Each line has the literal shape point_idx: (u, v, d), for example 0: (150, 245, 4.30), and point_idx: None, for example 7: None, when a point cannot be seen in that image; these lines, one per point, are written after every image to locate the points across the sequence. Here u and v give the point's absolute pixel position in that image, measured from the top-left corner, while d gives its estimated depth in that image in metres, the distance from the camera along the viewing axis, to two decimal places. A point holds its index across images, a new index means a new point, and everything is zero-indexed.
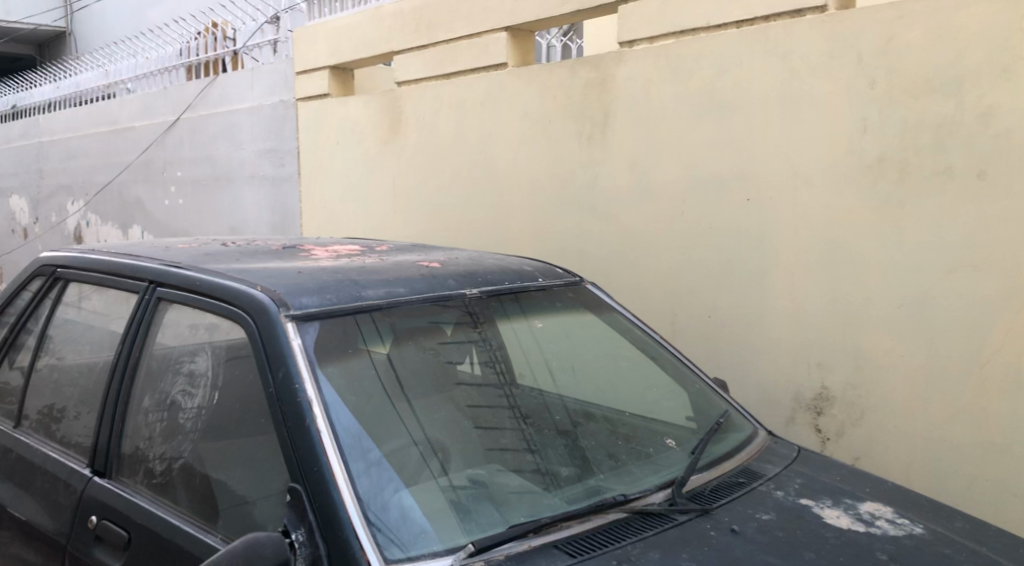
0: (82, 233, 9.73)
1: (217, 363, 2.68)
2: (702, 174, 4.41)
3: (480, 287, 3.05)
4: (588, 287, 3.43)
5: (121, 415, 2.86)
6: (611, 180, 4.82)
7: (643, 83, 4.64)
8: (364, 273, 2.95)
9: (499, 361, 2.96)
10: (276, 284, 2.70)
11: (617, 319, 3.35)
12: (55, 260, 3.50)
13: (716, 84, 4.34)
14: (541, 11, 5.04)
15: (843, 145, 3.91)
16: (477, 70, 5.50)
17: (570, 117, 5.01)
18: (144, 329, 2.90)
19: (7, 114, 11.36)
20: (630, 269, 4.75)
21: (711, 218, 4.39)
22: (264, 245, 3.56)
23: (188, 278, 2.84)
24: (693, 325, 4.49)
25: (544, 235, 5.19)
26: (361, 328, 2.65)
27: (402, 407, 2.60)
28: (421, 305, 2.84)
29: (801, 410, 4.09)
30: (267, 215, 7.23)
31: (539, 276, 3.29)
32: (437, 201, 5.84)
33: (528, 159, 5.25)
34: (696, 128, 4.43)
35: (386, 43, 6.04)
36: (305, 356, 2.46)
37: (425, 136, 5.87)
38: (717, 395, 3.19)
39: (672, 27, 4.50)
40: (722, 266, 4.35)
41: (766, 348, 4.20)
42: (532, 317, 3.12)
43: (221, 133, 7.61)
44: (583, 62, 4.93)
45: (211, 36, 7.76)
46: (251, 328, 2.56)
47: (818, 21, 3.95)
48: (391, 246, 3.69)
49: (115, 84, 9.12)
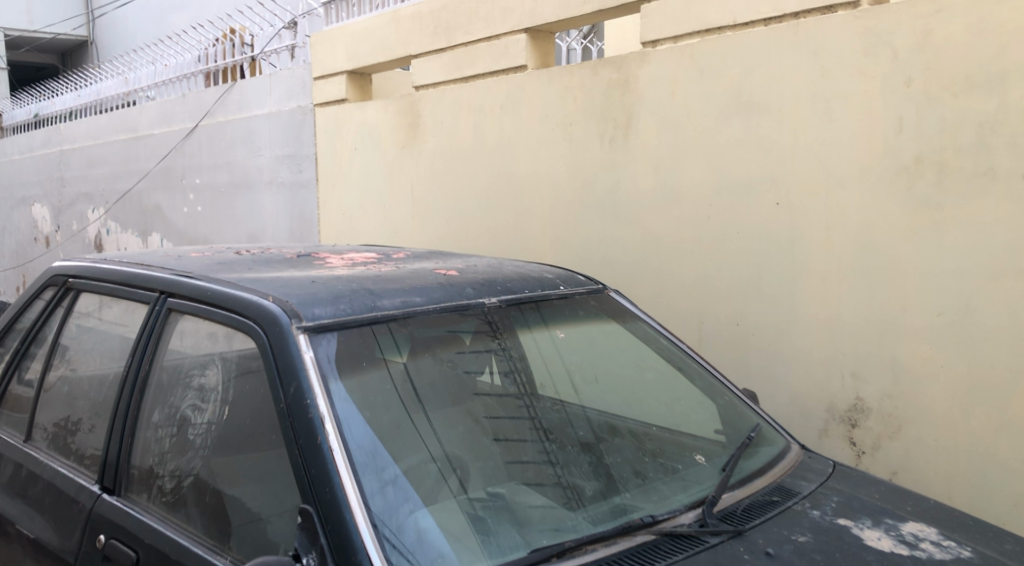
0: (102, 241, 9.74)
1: (228, 377, 2.59)
2: (729, 178, 4.29)
3: (499, 295, 2.93)
4: (611, 294, 3.31)
5: (131, 431, 2.78)
6: (635, 184, 4.70)
7: (667, 84, 4.52)
8: (379, 282, 2.84)
9: (519, 372, 2.85)
10: (288, 293, 2.60)
11: (642, 328, 3.23)
12: (66, 270, 3.44)
13: (743, 84, 4.21)
14: (561, 10, 4.93)
15: (877, 146, 3.76)
16: (497, 73, 5.40)
17: (592, 119, 4.90)
18: (155, 341, 2.82)
19: (29, 122, 11.42)
20: (655, 276, 4.62)
21: (739, 223, 4.25)
22: (278, 253, 3.48)
23: (199, 287, 2.75)
24: (721, 333, 4.35)
25: (567, 241, 5.07)
26: (378, 339, 2.56)
27: (421, 421, 2.51)
28: (438, 315, 2.73)
29: (834, 423, 3.95)
30: (286, 222, 7.17)
31: (560, 283, 3.17)
32: (456, 207, 5.74)
33: (549, 163, 5.14)
34: (723, 129, 4.30)
35: (404, 47, 5.96)
36: (317, 369, 2.37)
37: (445, 140, 5.78)
38: (747, 407, 3.05)
39: (696, 25, 4.38)
40: (750, 272, 4.21)
41: (797, 357, 4.06)
42: (553, 326, 3.01)
43: (239, 140, 7.57)
44: (605, 63, 4.82)
45: (230, 42, 7.72)
46: (262, 340, 2.47)
47: (850, 17, 3.82)
48: (408, 254, 3.60)
49: (135, 92, 9.13)
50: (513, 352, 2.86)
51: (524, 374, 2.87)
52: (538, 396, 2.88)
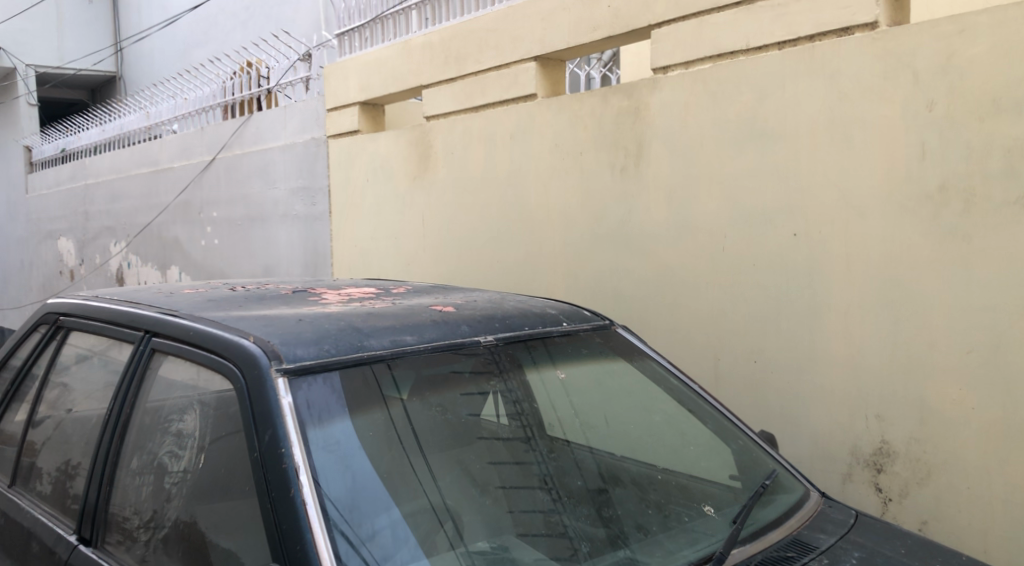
0: (124, 274, 9.78)
1: (206, 422, 2.46)
2: (744, 208, 4.12)
3: (495, 332, 2.76)
4: (619, 330, 3.11)
5: (110, 478, 2.67)
6: (647, 215, 4.54)
7: (679, 111, 4.37)
8: (370, 320, 2.70)
9: (525, 410, 2.72)
10: (271, 333, 2.47)
11: (653, 368, 3.01)
12: (58, 308, 3.36)
13: (758, 110, 4.05)
14: (572, 38, 4.83)
15: (899, 174, 3.58)
16: (507, 102, 5.29)
17: (603, 148, 4.76)
18: (137, 383, 2.71)
19: (56, 157, 11.56)
20: (668, 311, 4.45)
21: (755, 255, 4.07)
22: (274, 289, 3.37)
23: (182, 326, 2.64)
24: (738, 370, 4.16)
25: (578, 274, 4.92)
26: (379, 380, 2.44)
27: (421, 469, 2.39)
28: (429, 355, 2.57)
29: (858, 467, 3.73)
30: (300, 254, 7.12)
31: (563, 319, 2.99)
32: (467, 239, 5.62)
33: (560, 194, 5.01)
34: (737, 158, 4.14)
35: (416, 77, 5.89)
36: (295, 416, 2.23)
37: (455, 171, 5.67)
38: (764, 452, 2.81)
39: (709, 50, 4.24)
40: (768, 306, 4.02)
41: (817, 397, 3.86)
42: (557, 366, 2.84)
43: (255, 172, 7.55)
44: (615, 90, 4.69)
45: (247, 75, 7.73)
46: (240, 384, 2.34)
47: (868, 39, 3.65)
48: (409, 288, 3.48)
49: (156, 126, 9.19)
50: (521, 394, 2.72)
51: (533, 418, 2.74)
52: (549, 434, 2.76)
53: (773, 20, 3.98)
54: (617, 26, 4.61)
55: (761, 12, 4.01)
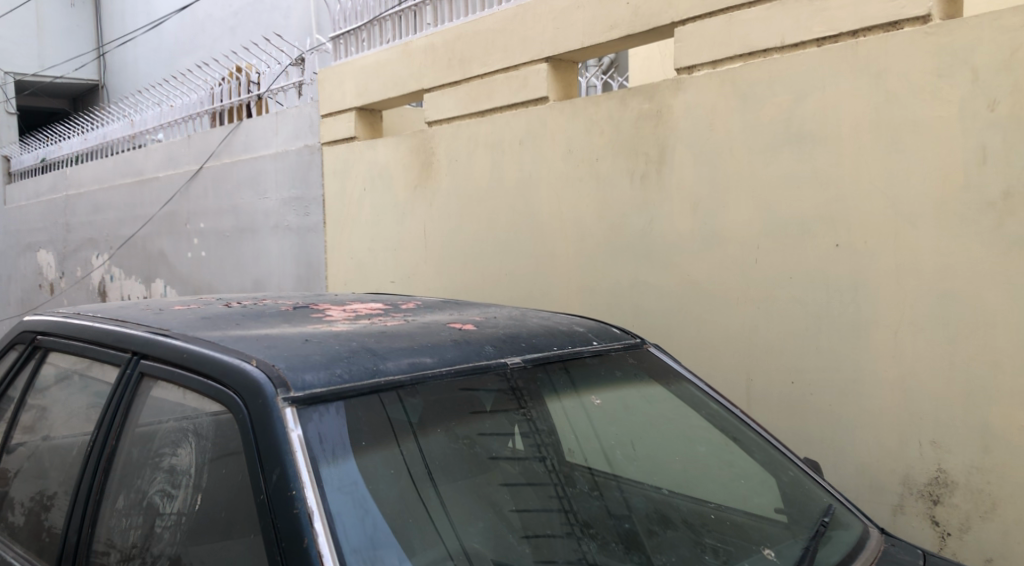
0: (106, 288, 9.46)
1: (203, 457, 2.18)
2: (780, 218, 3.89)
3: (522, 353, 2.50)
4: (651, 349, 2.84)
5: (91, 518, 2.38)
6: (671, 225, 4.30)
7: (707, 114, 4.14)
8: (384, 340, 2.42)
9: (546, 442, 2.41)
10: (276, 357, 2.19)
11: (690, 391, 2.74)
12: (36, 326, 3.07)
13: (794, 112, 3.83)
14: (587, 38, 4.61)
15: (957, 180, 3.35)
16: (516, 106, 5.07)
17: (621, 154, 4.53)
18: (123, 412, 2.43)
19: (35, 168, 11.21)
20: (695, 327, 4.21)
21: (791, 269, 3.85)
22: (273, 305, 3.09)
23: (174, 347, 2.36)
24: (773, 391, 3.92)
25: (595, 288, 4.67)
26: (387, 409, 2.16)
27: (439, 515, 2.11)
28: (451, 380, 2.31)
29: (911, 498, 3.48)
30: (292, 266, 6.83)
31: (592, 337, 2.72)
32: (474, 252, 5.36)
33: (575, 203, 4.77)
34: (771, 163, 3.91)
35: (417, 81, 5.64)
36: (307, 452, 1.96)
37: (460, 180, 5.43)
38: (815, 485, 2.54)
39: (739, 48, 4.02)
40: (807, 323, 3.79)
41: (863, 421, 3.62)
42: (587, 392, 2.58)
43: (245, 182, 7.26)
44: (634, 92, 4.47)
45: (236, 81, 7.46)
46: (242, 416, 2.06)
47: (920, 33, 3.43)
48: (419, 303, 3.23)
49: (141, 135, 8.89)
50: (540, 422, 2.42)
51: (551, 446, 2.44)
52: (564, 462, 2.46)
53: (812, 16, 3.76)
54: (637, 25, 4.39)
55: (798, 7, 3.80)
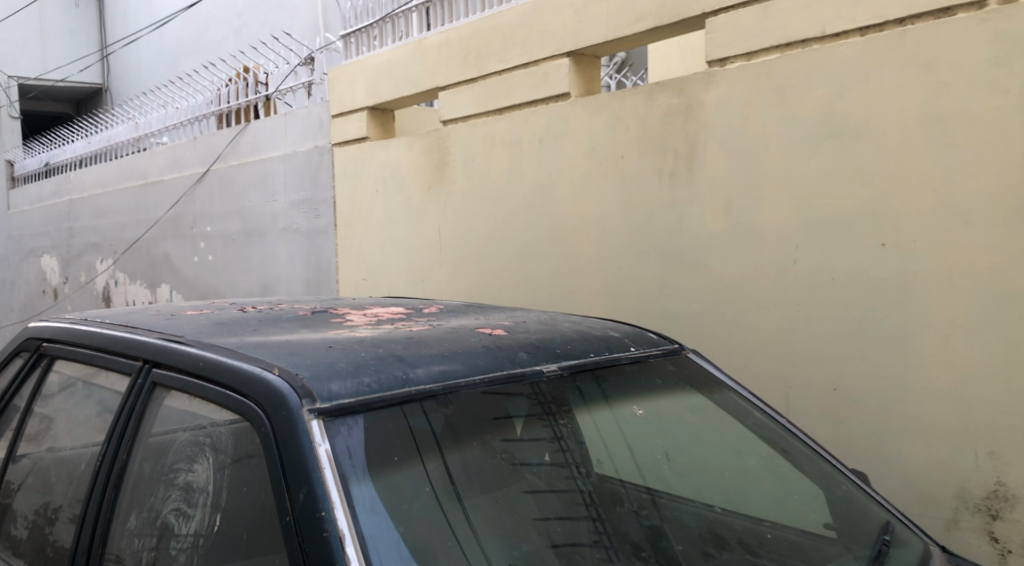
0: (110, 293, 9.33)
1: (221, 473, 2.03)
2: (820, 216, 3.75)
3: (557, 360, 2.34)
4: (690, 355, 2.68)
5: (101, 538, 2.23)
6: (703, 225, 4.18)
7: (741, 108, 4.02)
8: (412, 345, 2.27)
9: (572, 450, 2.27)
10: (299, 365, 2.05)
11: (734, 401, 2.59)
12: (41, 332, 2.93)
13: (835, 105, 3.69)
14: (611, 30, 4.48)
15: (1015, 175, 3.20)
16: (535, 103, 4.95)
17: (648, 151, 4.40)
18: (135, 424, 2.28)
19: (39, 172, 11.07)
20: (728, 331, 4.09)
21: (833, 270, 3.70)
22: (290, 310, 2.95)
23: (188, 355, 2.22)
24: (812, 398, 3.79)
25: (621, 292, 4.54)
26: (412, 424, 2.01)
27: (468, 540, 1.95)
28: (484, 391, 2.15)
29: (967, 512, 3.33)
30: (301, 270, 6.69)
31: (630, 343, 2.56)
32: (493, 254, 5.23)
33: (599, 203, 4.65)
34: (810, 160, 3.78)
35: (430, 79, 5.52)
36: (335, 469, 1.82)
37: (478, 180, 5.30)
38: (870, 499, 2.40)
39: (775, 39, 3.88)
40: (849, 326, 3.66)
41: (911, 429, 3.48)
42: (626, 403, 2.43)
43: (252, 184, 7.13)
44: (662, 87, 4.34)
45: (243, 81, 7.32)
46: (264, 429, 1.91)
47: (974, 19, 3.27)
48: (442, 307, 3.08)
49: (145, 137, 8.75)
50: (570, 439, 2.27)
51: (583, 460, 2.30)
52: (600, 477, 2.32)
53: (855, 3, 3.60)
54: (664, 16, 4.24)
55: None
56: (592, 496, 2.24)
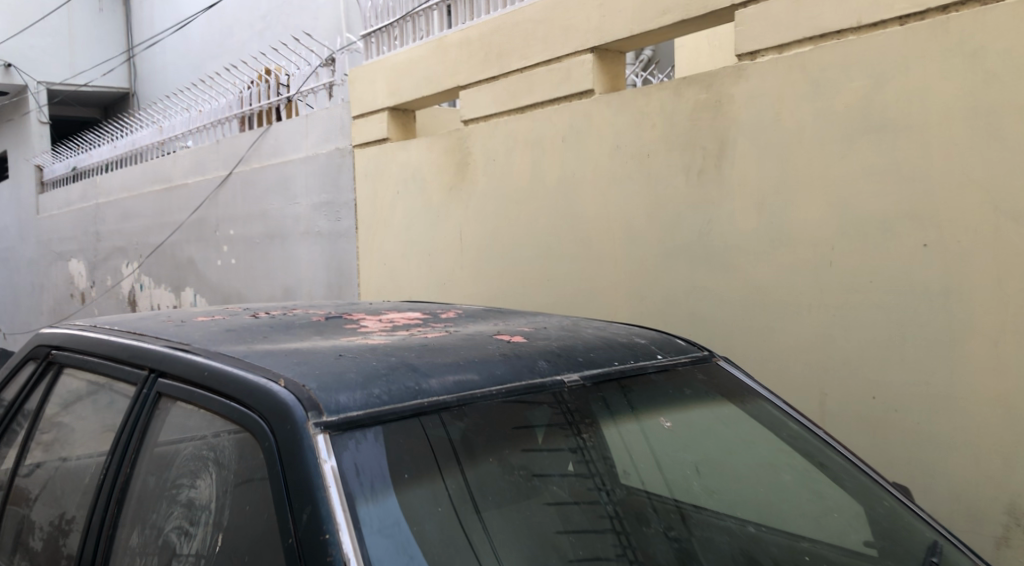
0: (136, 297, 9.36)
1: (224, 490, 1.93)
2: (857, 216, 3.59)
3: (580, 369, 2.21)
4: (721, 363, 2.53)
5: (102, 556, 2.14)
6: (734, 225, 4.03)
7: (773, 103, 3.87)
8: (427, 354, 2.15)
9: (597, 467, 2.15)
10: (306, 375, 1.94)
11: (767, 410, 2.45)
12: (51, 340, 2.87)
13: (873, 99, 3.53)
14: (636, 25, 4.34)
15: None
16: (558, 101, 4.83)
17: (675, 149, 4.26)
18: (139, 436, 2.20)
19: (67, 176, 11.15)
20: (761, 336, 3.94)
21: (871, 272, 3.54)
22: (303, 316, 2.86)
23: (193, 364, 2.13)
24: (850, 406, 3.63)
25: (648, 295, 4.41)
26: (424, 438, 1.89)
27: (487, 562, 1.83)
28: (502, 403, 2.03)
29: (1018, 528, 3.15)
30: (323, 273, 6.63)
31: (656, 350, 2.43)
32: (516, 257, 5.11)
33: (624, 203, 4.52)
34: (847, 156, 3.62)
35: (451, 78, 5.42)
36: (342, 487, 1.71)
37: (500, 181, 5.19)
38: (915, 517, 2.24)
39: (809, 30, 3.72)
40: (890, 331, 3.49)
41: (957, 441, 3.31)
42: (653, 414, 2.29)
43: (274, 187, 7.08)
44: (690, 82, 4.19)
45: (265, 83, 7.27)
46: (268, 444, 1.81)
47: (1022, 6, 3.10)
48: (460, 312, 2.97)
49: (169, 141, 8.75)
50: (594, 452, 2.15)
51: (608, 475, 2.17)
52: (626, 495, 2.18)
53: None
54: (691, 9, 4.09)
55: None
56: (618, 515, 2.10)
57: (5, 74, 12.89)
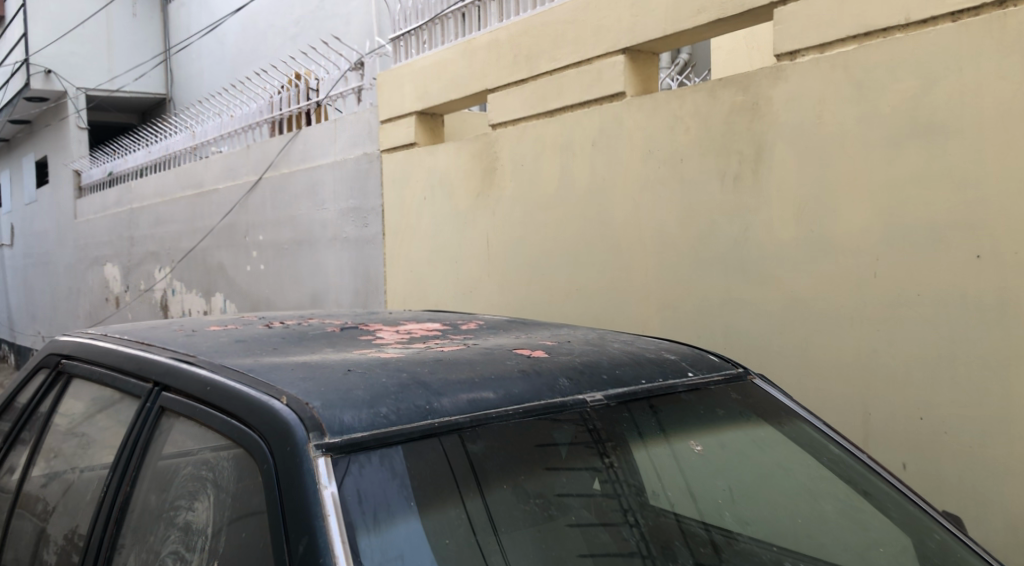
0: (168, 302, 9.40)
1: (221, 515, 1.82)
2: (905, 224, 3.40)
3: (604, 388, 2.07)
4: (758, 381, 2.37)
5: None
6: (772, 233, 3.86)
7: (814, 105, 3.69)
8: (441, 369, 2.02)
9: (623, 496, 1.99)
10: (310, 391, 1.82)
11: (806, 433, 2.28)
12: (61, 348, 2.80)
13: (922, 100, 3.34)
14: (669, 24, 4.19)
15: None
16: (588, 104, 4.69)
17: (710, 153, 4.10)
18: (141, 453, 2.11)
19: (103, 181, 11.26)
20: (800, 350, 3.76)
21: (919, 283, 3.35)
22: (318, 326, 2.75)
23: (196, 378, 2.02)
24: (896, 427, 3.44)
25: (680, 306, 4.25)
26: (434, 462, 1.76)
27: None
28: (519, 424, 1.90)
29: None
30: (350, 280, 6.56)
31: (687, 368, 2.27)
32: (546, 266, 4.98)
33: (656, 210, 4.36)
34: (893, 161, 3.43)
35: (479, 81, 5.31)
36: (342, 516, 1.60)
37: (530, 187, 5.06)
38: (969, 553, 2.06)
39: (854, 28, 3.54)
40: (939, 347, 3.30)
41: (1012, 467, 3.11)
42: (683, 437, 2.14)
43: (303, 193, 7.03)
44: (726, 83, 4.03)
45: (295, 88, 7.23)
46: (266, 467, 1.70)
47: None
48: (481, 323, 2.84)
49: (201, 146, 8.77)
50: (620, 479, 2.00)
51: (635, 503, 2.02)
52: (656, 526, 2.02)
53: None
54: (727, 7, 3.93)
55: None
56: (646, 548, 1.94)
57: (45, 80, 13.06)
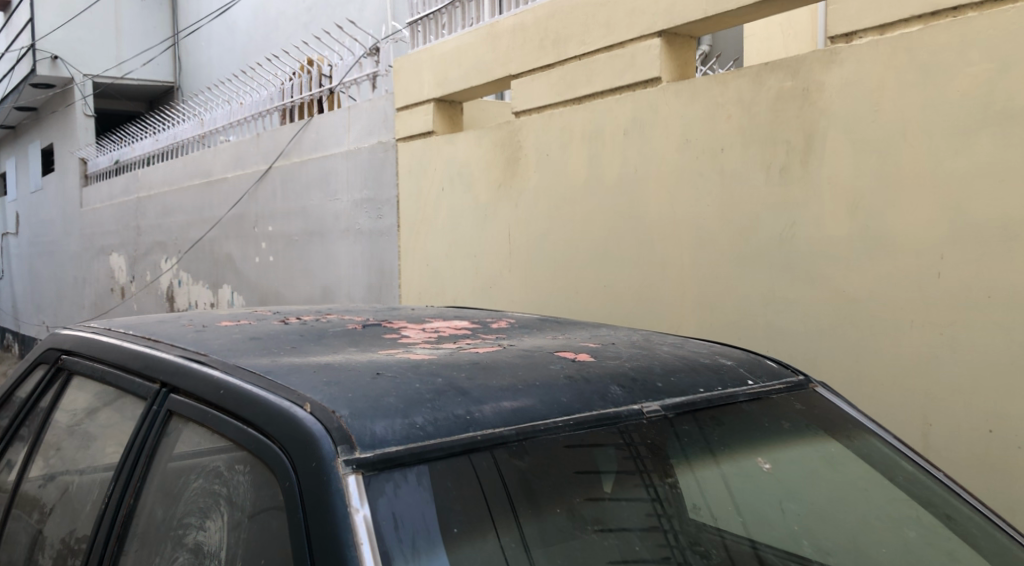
0: (175, 293, 9.23)
1: (236, 536, 1.62)
2: (973, 220, 3.19)
3: (659, 398, 1.87)
4: (820, 390, 2.16)
5: None
6: (823, 229, 3.66)
7: (873, 91, 3.48)
8: (481, 374, 1.82)
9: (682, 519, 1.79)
10: (335, 398, 1.61)
11: (877, 448, 2.08)
12: (62, 342, 2.59)
13: (996, 87, 3.12)
14: (709, 5, 3.96)
15: None
16: (621, 90, 4.48)
17: (754, 143, 3.89)
18: (146, 462, 1.91)
19: (109, 170, 11.08)
20: (852, 353, 3.56)
21: (990, 284, 3.14)
22: (339, 323, 2.55)
23: (208, 380, 1.82)
24: (958, 439, 3.24)
25: (720, 306, 4.05)
26: (478, 481, 1.56)
27: None
28: (569, 438, 1.70)
29: None
30: (363, 273, 6.37)
31: (746, 375, 2.06)
32: (573, 262, 4.78)
33: (694, 203, 4.16)
34: (961, 152, 3.22)
35: (503, 66, 5.10)
36: (376, 545, 1.40)
37: (556, 178, 4.86)
38: None
39: (919, 7, 3.32)
40: (1011, 353, 3.08)
41: None
42: (747, 452, 1.94)
43: (315, 183, 6.84)
44: (773, 68, 3.82)
45: (307, 74, 7.01)
46: (289, 485, 1.50)
47: None
48: (513, 322, 2.64)
49: (209, 134, 8.57)
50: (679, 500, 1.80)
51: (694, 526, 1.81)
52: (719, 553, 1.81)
53: None
54: None
55: None
56: None
57: (51, 66, 12.86)
